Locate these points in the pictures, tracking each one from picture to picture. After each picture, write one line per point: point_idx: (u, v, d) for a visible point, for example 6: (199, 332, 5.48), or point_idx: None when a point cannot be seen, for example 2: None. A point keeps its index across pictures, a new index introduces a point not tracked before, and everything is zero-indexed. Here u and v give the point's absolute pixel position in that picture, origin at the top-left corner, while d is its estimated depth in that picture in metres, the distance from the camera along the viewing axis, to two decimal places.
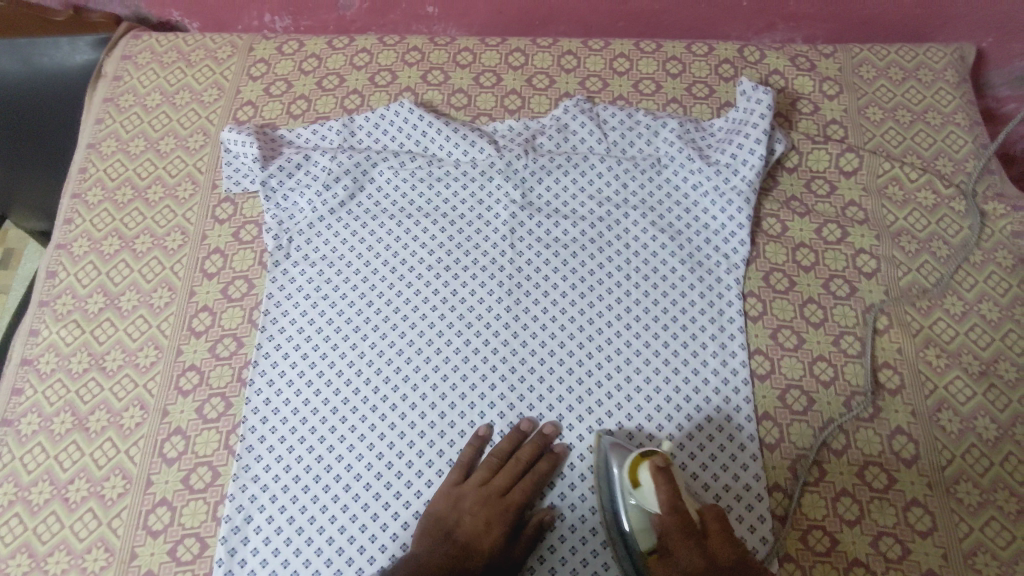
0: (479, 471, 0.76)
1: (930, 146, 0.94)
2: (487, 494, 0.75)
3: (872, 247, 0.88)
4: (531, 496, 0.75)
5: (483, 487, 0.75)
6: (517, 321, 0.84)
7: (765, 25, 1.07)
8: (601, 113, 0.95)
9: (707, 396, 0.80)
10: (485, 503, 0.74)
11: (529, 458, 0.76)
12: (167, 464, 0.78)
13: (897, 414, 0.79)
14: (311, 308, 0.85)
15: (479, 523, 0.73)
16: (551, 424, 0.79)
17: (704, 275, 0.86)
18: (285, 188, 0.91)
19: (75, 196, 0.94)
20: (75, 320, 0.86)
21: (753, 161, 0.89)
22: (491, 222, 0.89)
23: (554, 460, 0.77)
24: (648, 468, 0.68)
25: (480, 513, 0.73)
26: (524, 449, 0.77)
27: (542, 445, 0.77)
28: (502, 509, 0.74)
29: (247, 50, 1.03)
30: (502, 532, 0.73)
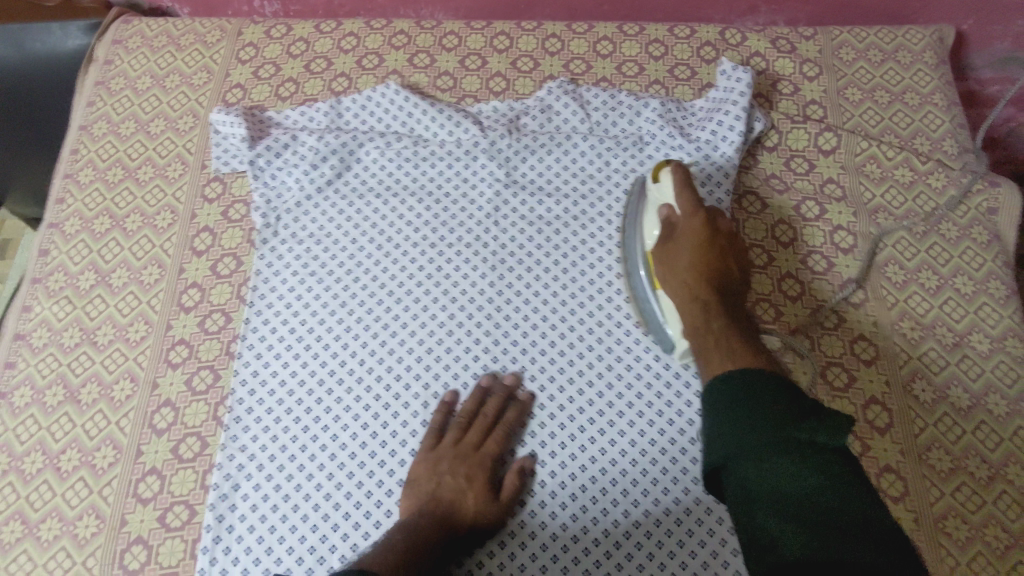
0: (451, 432, 0.78)
1: (907, 125, 0.95)
2: (462, 452, 0.76)
3: (849, 223, 0.89)
4: (503, 446, 0.78)
5: (458, 445, 0.77)
6: (499, 295, 0.86)
7: (748, 8, 1.09)
8: (584, 94, 0.97)
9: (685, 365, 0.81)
10: (462, 460, 0.76)
11: (494, 411, 0.78)
12: (157, 435, 0.80)
13: (872, 384, 0.81)
14: (298, 284, 0.87)
15: (461, 480, 0.75)
16: (511, 375, 0.81)
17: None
18: (273, 167, 0.92)
19: (66, 177, 0.96)
20: (67, 296, 0.88)
21: (733, 138, 0.90)
22: (475, 200, 0.91)
23: (521, 407, 0.79)
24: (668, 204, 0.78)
25: (460, 469, 0.75)
26: (489, 402, 0.79)
27: (506, 396, 0.80)
28: (479, 463, 0.76)
29: (236, 34, 1.04)
30: (483, 484, 0.75)
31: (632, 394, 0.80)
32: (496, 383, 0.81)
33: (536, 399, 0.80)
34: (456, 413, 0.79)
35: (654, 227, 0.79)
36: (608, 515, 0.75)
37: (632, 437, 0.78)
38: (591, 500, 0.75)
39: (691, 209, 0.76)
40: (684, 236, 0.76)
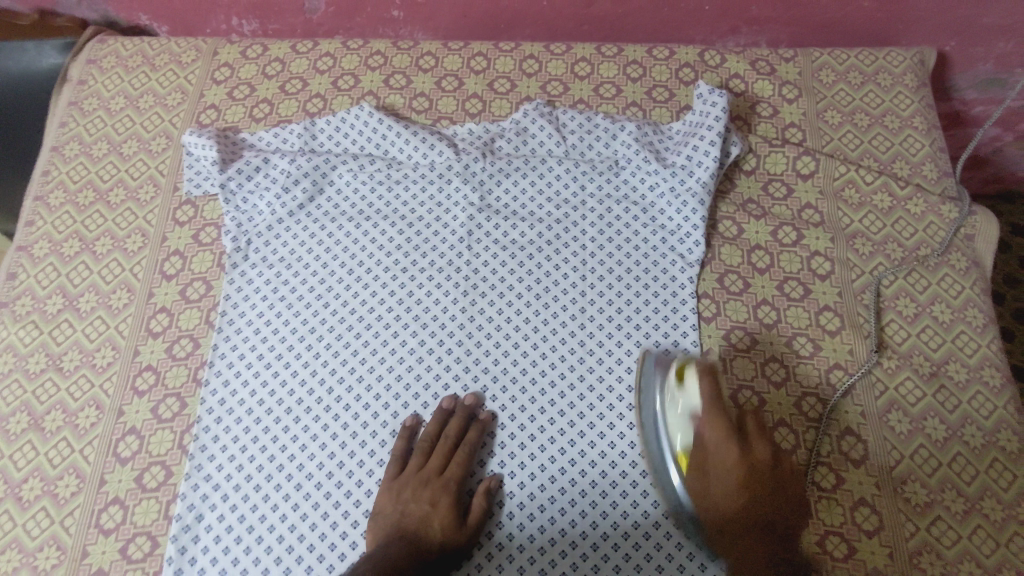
0: (414, 459, 0.77)
1: (886, 149, 0.94)
2: (425, 477, 0.75)
3: (826, 249, 0.88)
4: (467, 468, 0.77)
5: (421, 471, 0.76)
6: (471, 322, 0.85)
7: (728, 28, 1.08)
8: (560, 116, 0.96)
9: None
10: (426, 486, 0.75)
11: (455, 433, 0.78)
12: (121, 464, 0.79)
13: (847, 414, 0.80)
14: (268, 309, 0.86)
15: (425, 506, 0.74)
16: (471, 394, 0.81)
17: (657, 276, 0.86)
18: (245, 190, 0.91)
19: (37, 199, 0.95)
20: (33, 321, 0.87)
21: (708, 163, 0.89)
22: (449, 224, 0.90)
23: (483, 425, 0.78)
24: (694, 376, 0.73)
25: (424, 495, 0.74)
26: (450, 425, 0.78)
27: (467, 417, 0.79)
28: (443, 487, 0.75)
29: (211, 54, 1.03)
30: (449, 506, 0.74)
31: (604, 424, 0.79)
32: (457, 405, 0.80)
33: (506, 428, 0.79)
34: (419, 439, 0.78)
35: (679, 438, 0.74)
36: (577, 546, 0.74)
37: (603, 468, 0.77)
38: (560, 531, 0.74)
39: (727, 434, 0.71)
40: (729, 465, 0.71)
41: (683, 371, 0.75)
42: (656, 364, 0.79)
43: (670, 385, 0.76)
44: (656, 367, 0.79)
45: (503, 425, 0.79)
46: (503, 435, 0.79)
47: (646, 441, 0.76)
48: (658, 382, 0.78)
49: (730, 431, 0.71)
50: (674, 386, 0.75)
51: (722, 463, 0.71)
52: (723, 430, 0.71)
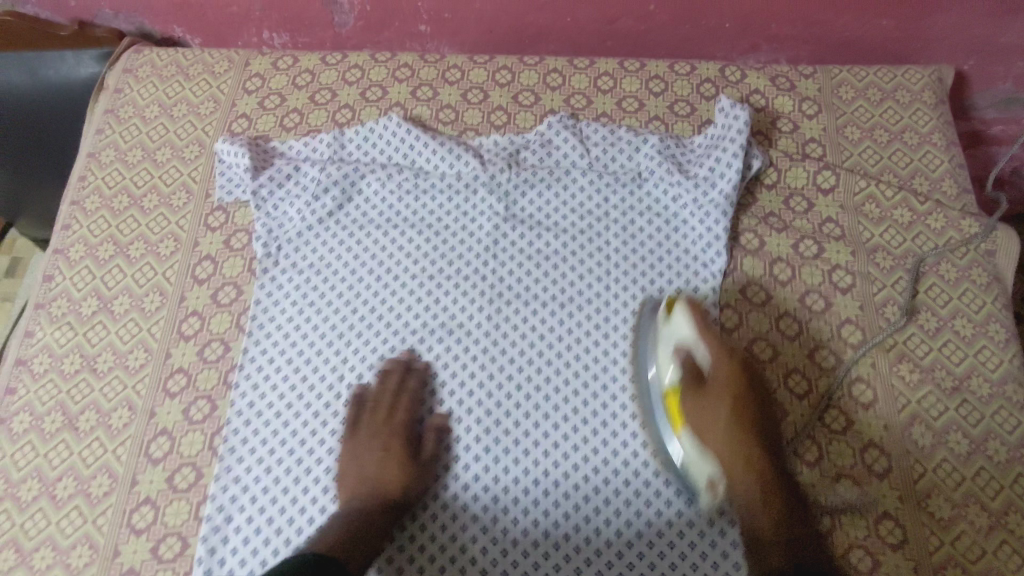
0: (365, 415, 0.80)
1: (907, 165, 0.96)
2: (377, 430, 0.79)
3: (847, 263, 0.90)
4: (410, 421, 0.80)
5: (369, 425, 0.79)
6: (497, 329, 0.86)
7: (749, 46, 1.10)
8: (584, 129, 0.98)
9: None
10: (378, 436, 0.79)
11: (393, 388, 0.81)
12: (153, 464, 0.80)
13: (869, 427, 0.81)
14: (297, 314, 0.87)
15: (381, 456, 0.78)
16: (406, 351, 0.84)
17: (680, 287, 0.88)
18: (276, 198, 0.93)
19: (73, 203, 0.97)
20: (68, 322, 0.89)
21: (731, 175, 0.90)
22: (474, 233, 0.92)
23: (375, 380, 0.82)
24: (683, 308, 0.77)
25: (378, 450, 0.78)
26: (387, 380, 0.82)
27: (393, 372, 0.82)
28: (391, 441, 0.78)
29: (243, 65, 1.06)
30: (402, 458, 0.77)
31: (627, 432, 0.80)
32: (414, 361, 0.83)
33: (530, 436, 0.80)
34: (366, 396, 0.81)
35: (669, 371, 0.76)
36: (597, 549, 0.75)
37: (605, 455, 0.79)
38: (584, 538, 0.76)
39: (722, 355, 0.76)
40: (720, 392, 0.75)
41: (672, 306, 0.80)
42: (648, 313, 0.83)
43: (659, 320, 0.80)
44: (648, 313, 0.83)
45: (527, 432, 0.80)
46: (528, 442, 0.79)
47: (640, 397, 0.80)
48: (651, 327, 0.82)
49: (726, 351, 0.76)
50: (663, 322, 0.79)
51: (719, 390, 0.75)
52: (720, 351, 0.76)
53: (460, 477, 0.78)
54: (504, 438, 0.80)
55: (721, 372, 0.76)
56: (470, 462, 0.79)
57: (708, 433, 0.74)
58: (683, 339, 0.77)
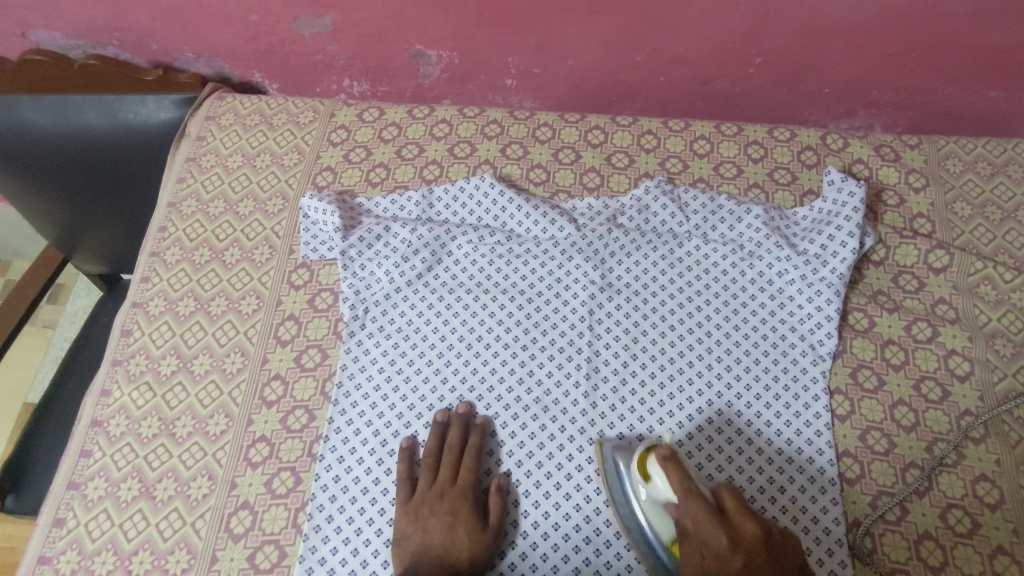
0: (421, 474, 0.77)
1: (1022, 245, 0.91)
2: (440, 490, 0.76)
3: (964, 348, 0.85)
4: (476, 476, 0.77)
5: (432, 486, 0.76)
6: (594, 406, 0.81)
7: (844, 111, 1.07)
8: (682, 194, 0.94)
9: (761, 486, 0.77)
10: (443, 497, 0.75)
11: (456, 443, 0.78)
12: (233, 540, 0.76)
13: (998, 531, 0.75)
14: (385, 381, 0.83)
15: (446, 518, 0.74)
16: (464, 403, 0.82)
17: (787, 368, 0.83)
18: (363, 258, 0.91)
19: (152, 255, 0.95)
20: (147, 381, 0.86)
21: (846, 254, 0.86)
22: (569, 301, 0.88)
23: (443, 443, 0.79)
24: (655, 460, 0.70)
25: (441, 508, 0.75)
26: (451, 434, 0.79)
27: (463, 428, 0.80)
28: (459, 497, 0.75)
29: (328, 116, 1.04)
30: (468, 515, 0.74)
31: None
32: (471, 416, 0.81)
33: None
34: (421, 457, 0.79)
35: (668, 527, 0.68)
36: None
37: None
38: None
39: (710, 510, 0.65)
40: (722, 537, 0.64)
41: (646, 460, 0.72)
42: (615, 450, 0.76)
43: (651, 504, 0.71)
44: (616, 453, 0.76)
45: None
46: None
47: (637, 546, 0.71)
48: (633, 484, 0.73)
49: (711, 505, 0.66)
50: (643, 490, 0.71)
51: (710, 544, 0.64)
52: (699, 502, 0.66)
53: (558, 567, 0.73)
54: (604, 528, 0.75)
55: (704, 505, 0.65)
56: (569, 552, 0.74)
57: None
58: (668, 499, 0.69)
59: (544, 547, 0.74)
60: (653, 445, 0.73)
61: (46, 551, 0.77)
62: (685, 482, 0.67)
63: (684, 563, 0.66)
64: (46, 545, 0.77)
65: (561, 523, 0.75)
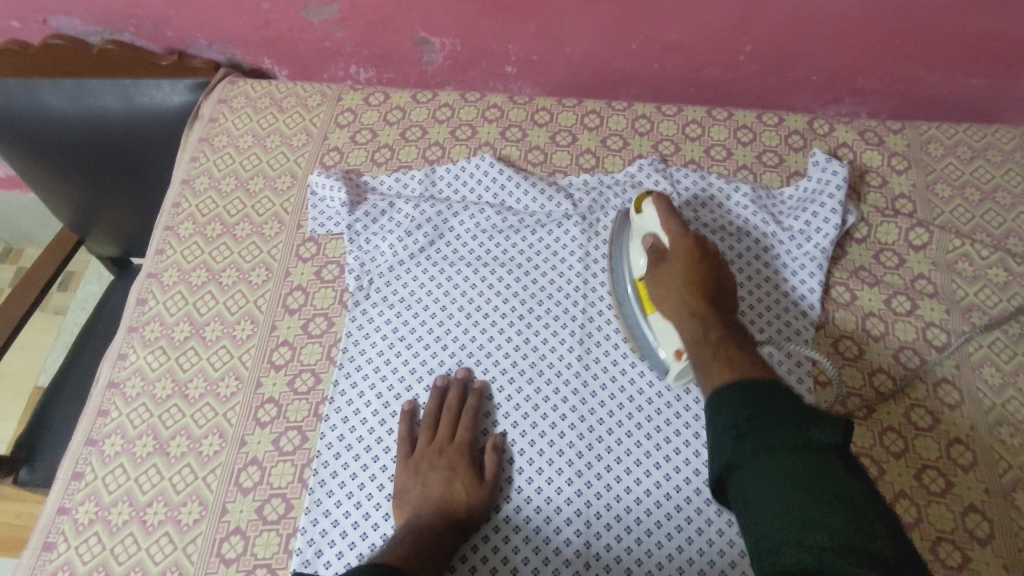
0: (421, 434, 0.81)
1: (1000, 225, 0.95)
2: (439, 447, 0.79)
3: (942, 321, 0.89)
4: (474, 434, 0.81)
5: (432, 444, 0.80)
6: (587, 372, 0.85)
7: (832, 98, 1.11)
8: (674, 173, 0.98)
9: None
10: (442, 454, 0.79)
11: (455, 404, 0.82)
12: (243, 494, 0.80)
13: (970, 490, 0.78)
14: (387, 347, 0.88)
15: (445, 472, 0.77)
16: (462, 368, 0.86)
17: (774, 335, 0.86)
18: (368, 232, 0.95)
19: (167, 229, 1.00)
20: (161, 346, 0.90)
21: (828, 230, 0.91)
22: (564, 273, 0.92)
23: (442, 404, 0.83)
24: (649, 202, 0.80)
25: (440, 463, 0.78)
26: (450, 395, 0.83)
27: (461, 390, 0.84)
28: (456, 453, 0.79)
29: (336, 99, 1.08)
30: (466, 470, 0.78)
31: None
32: (470, 379, 0.85)
33: (622, 481, 0.78)
34: (421, 417, 0.83)
35: (641, 258, 0.80)
36: None
37: (697, 504, 0.77)
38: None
39: (682, 230, 0.77)
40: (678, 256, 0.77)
41: (641, 202, 0.82)
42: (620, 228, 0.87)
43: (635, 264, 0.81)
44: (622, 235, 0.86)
45: (618, 477, 0.79)
46: (619, 487, 0.78)
47: (618, 297, 0.84)
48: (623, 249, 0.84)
49: (684, 229, 0.78)
50: (636, 216, 0.82)
51: (679, 254, 0.77)
52: (677, 230, 0.77)
53: (551, 519, 0.77)
54: (596, 483, 0.79)
55: (678, 246, 0.77)
56: (561, 506, 0.78)
57: (663, 307, 0.76)
58: (650, 231, 0.80)
59: (537, 502, 0.78)
60: (650, 191, 0.83)
61: (65, 503, 0.81)
62: (671, 217, 0.78)
63: (648, 278, 0.78)
64: (65, 498, 0.81)
65: (554, 479, 0.79)
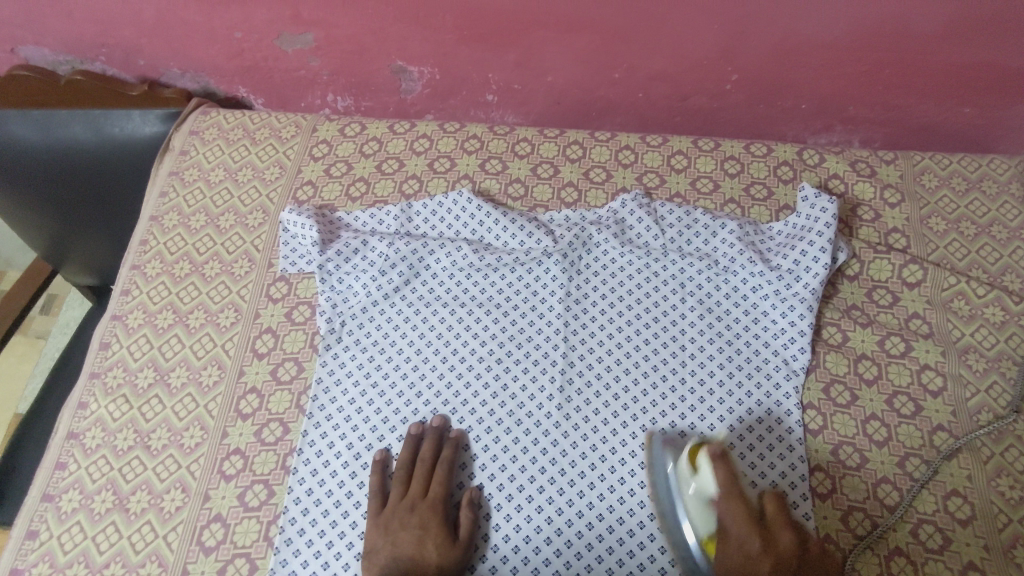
0: (394, 487, 0.78)
1: (995, 261, 0.92)
2: (411, 503, 0.76)
3: (937, 363, 0.85)
4: (448, 489, 0.77)
5: (403, 499, 0.77)
6: (567, 421, 0.81)
7: (822, 126, 1.08)
8: (658, 208, 0.95)
9: None
10: (413, 510, 0.76)
11: (429, 456, 0.79)
12: (205, 553, 0.76)
13: (969, 547, 0.75)
14: (359, 394, 0.84)
15: (416, 531, 0.74)
16: (438, 417, 0.82)
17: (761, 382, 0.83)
18: (341, 271, 0.91)
19: (134, 268, 0.96)
20: (124, 394, 0.86)
21: (818, 268, 0.87)
22: (544, 314, 0.88)
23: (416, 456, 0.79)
24: (706, 458, 0.70)
25: (411, 521, 0.75)
26: (424, 447, 0.79)
27: (436, 440, 0.80)
28: (429, 510, 0.76)
29: (310, 130, 1.05)
30: (438, 528, 0.74)
31: None
32: (446, 429, 0.81)
33: (603, 539, 0.75)
34: (394, 470, 0.79)
35: (704, 525, 0.70)
36: None
37: None
38: None
39: (740, 502, 0.67)
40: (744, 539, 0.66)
41: (696, 454, 0.73)
42: (665, 445, 0.78)
43: (682, 471, 0.73)
44: (663, 447, 0.78)
45: (600, 535, 0.75)
46: (601, 546, 0.75)
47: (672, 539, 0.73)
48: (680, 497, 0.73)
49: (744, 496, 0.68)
50: (689, 474, 0.72)
51: (744, 540, 0.66)
52: (742, 512, 0.67)
53: None
54: (576, 540, 0.75)
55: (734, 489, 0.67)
56: (539, 565, 0.74)
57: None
58: (708, 492, 0.70)
59: (514, 561, 0.74)
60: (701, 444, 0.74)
61: (18, 564, 0.77)
62: (733, 484, 0.68)
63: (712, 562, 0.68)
64: (19, 558, 0.77)
65: (533, 536, 0.75)
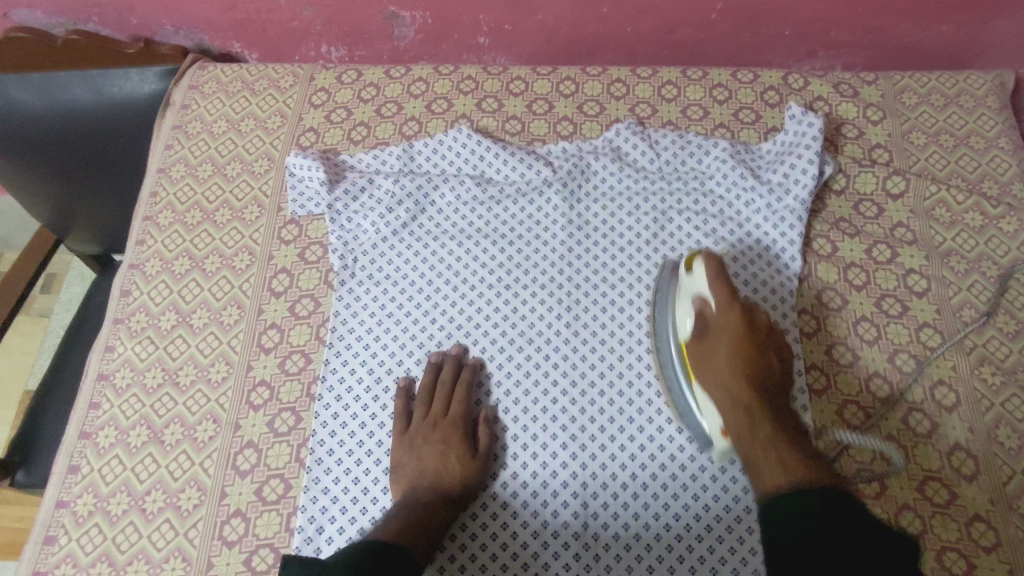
0: (416, 408, 0.82)
1: (974, 169, 0.96)
2: (433, 421, 0.81)
3: (921, 267, 0.90)
4: (468, 405, 0.82)
5: (426, 418, 0.81)
6: (576, 336, 0.86)
7: (806, 53, 1.11)
8: (652, 134, 0.98)
9: None
10: (436, 428, 0.80)
11: (449, 378, 0.83)
12: (240, 476, 0.80)
13: (955, 430, 0.80)
14: (376, 324, 0.87)
15: (439, 446, 0.78)
16: (456, 345, 0.86)
17: None
18: (350, 210, 0.94)
19: (146, 219, 0.99)
20: (149, 336, 0.90)
21: (806, 181, 0.91)
22: (549, 241, 0.92)
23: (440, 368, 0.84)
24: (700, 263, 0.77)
25: (434, 437, 0.79)
26: (444, 371, 0.83)
27: (456, 363, 0.84)
28: (451, 425, 0.80)
29: (308, 79, 1.07)
30: (461, 442, 0.79)
31: None
32: (465, 358, 0.85)
33: (616, 441, 0.80)
34: (416, 392, 0.83)
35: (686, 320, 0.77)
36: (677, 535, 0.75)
37: (690, 451, 0.79)
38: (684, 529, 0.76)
39: (728, 300, 0.75)
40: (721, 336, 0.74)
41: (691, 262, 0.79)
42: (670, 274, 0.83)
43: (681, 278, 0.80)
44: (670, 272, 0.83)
45: (612, 437, 0.80)
46: (613, 448, 0.80)
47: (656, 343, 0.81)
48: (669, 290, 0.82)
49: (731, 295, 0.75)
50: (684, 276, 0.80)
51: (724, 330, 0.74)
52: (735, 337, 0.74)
53: (547, 484, 0.79)
54: (590, 443, 0.80)
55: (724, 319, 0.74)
56: (557, 469, 0.79)
57: (706, 371, 0.74)
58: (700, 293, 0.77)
59: (533, 466, 0.79)
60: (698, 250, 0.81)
61: (63, 497, 0.81)
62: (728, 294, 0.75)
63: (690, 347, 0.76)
64: (63, 491, 0.81)
65: (550, 444, 0.80)
